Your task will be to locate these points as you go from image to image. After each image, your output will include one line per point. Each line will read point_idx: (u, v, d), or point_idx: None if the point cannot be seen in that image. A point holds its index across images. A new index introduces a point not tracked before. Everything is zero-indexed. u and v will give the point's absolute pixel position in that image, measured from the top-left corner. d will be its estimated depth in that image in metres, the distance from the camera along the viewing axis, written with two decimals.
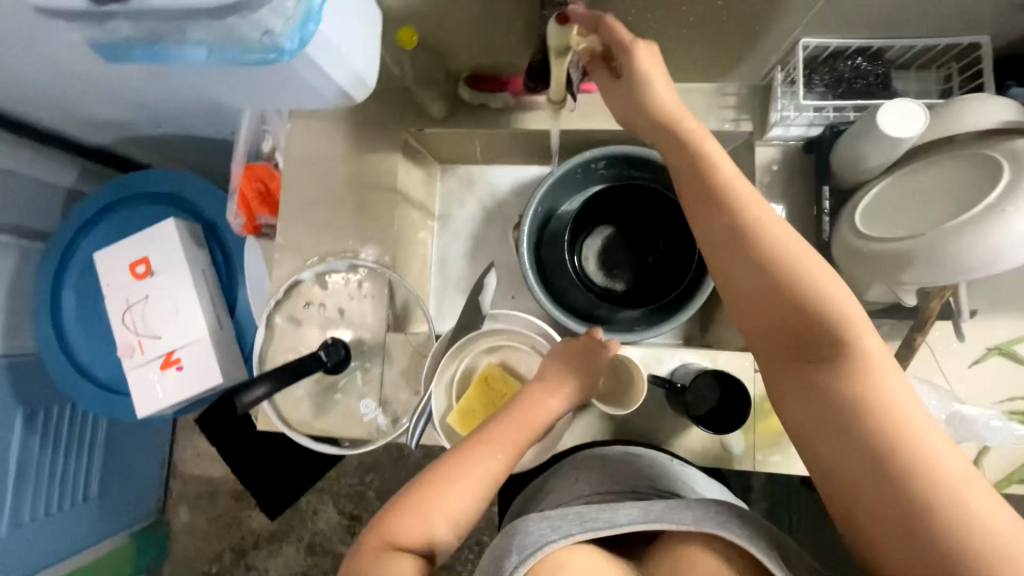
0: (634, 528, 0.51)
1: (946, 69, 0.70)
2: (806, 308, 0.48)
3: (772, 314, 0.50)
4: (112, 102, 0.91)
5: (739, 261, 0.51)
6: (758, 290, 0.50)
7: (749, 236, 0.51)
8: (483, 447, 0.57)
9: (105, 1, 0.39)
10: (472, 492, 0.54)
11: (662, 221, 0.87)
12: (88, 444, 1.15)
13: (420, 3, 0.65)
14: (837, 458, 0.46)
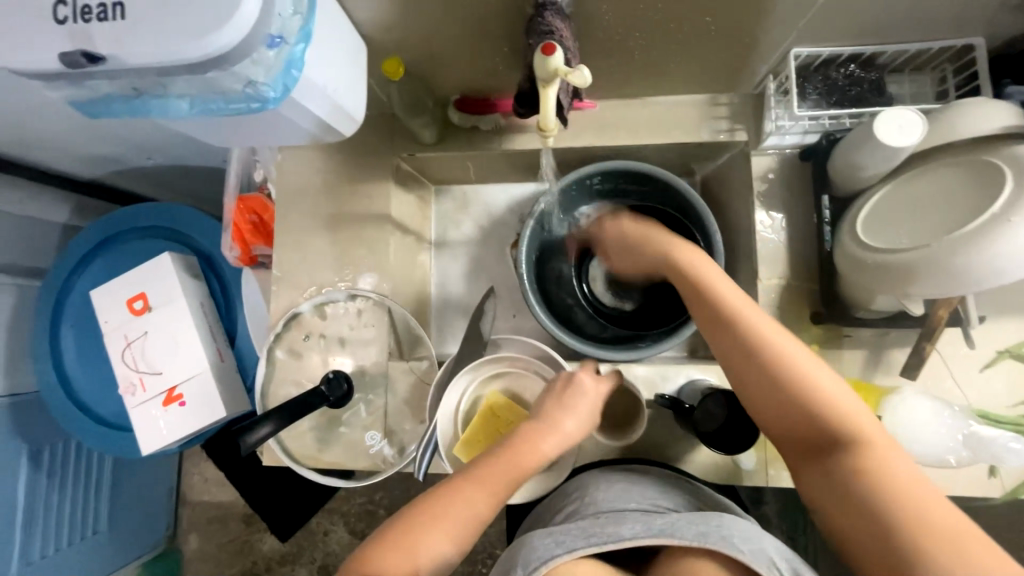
0: (638, 541, 0.49)
1: (941, 71, 0.69)
2: (807, 401, 0.51)
3: (779, 410, 0.52)
4: (102, 140, 0.90)
5: (743, 362, 0.54)
6: (761, 389, 0.53)
7: (750, 341, 0.54)
8: (474, 486, 0.56)
9: (81, 63, 0.38)
10: (461, 535, 0.54)
11: None
12: (95, 480, 1.14)
13: (406, 33, 0.65)
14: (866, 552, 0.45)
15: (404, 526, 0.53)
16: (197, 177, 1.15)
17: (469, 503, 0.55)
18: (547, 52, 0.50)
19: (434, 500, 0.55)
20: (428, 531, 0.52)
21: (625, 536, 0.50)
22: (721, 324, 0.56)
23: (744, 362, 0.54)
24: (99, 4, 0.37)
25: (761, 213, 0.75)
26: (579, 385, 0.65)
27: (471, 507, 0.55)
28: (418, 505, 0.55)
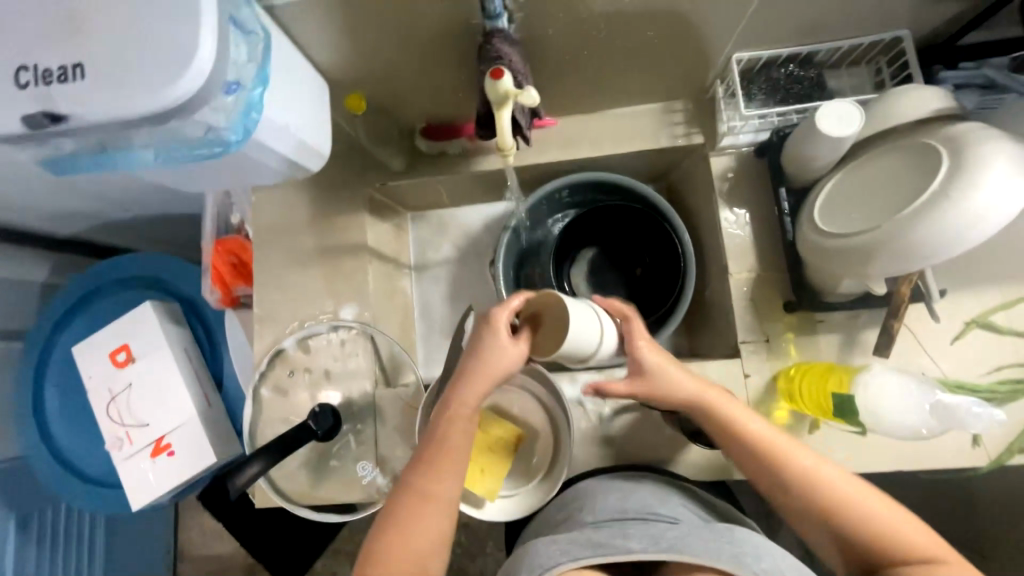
0: (646, 556, 0.49)
1: (875, 64, 0.73)
2: (811, 489, 0.55)
3: (787, 497, 0.57)
4: (76, 197, 0.91)
5: (750, 465, 0.59)
6: (778, 487, 0.57)
7: (750, 442, 0.58)
8: (427, 471, 0.57)
9: (43, 125, 0.40)
10: (433, 526, 0.56)
11: (642, 237, 0.89)
12: (87, 544, 1.10)
13: (366, 70, 0.67)
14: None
15: (382, 547, 0.54)
16: (176, 224, 1.16)
17: (431, 492, 0.57)
18: (496, 77, 0.53)
19: (401, 509, 0.56)
20: (402, 541, 0.54)
21: (632, 550, 0.49)
22: (724, 433, 0.59)
23: (752, 463, 0.59)
24: (59, 67, 0.39)
25: (724, 211, 0.77)
26: (491, 335, 0.56)
27: (431, 493, 0.56)
28: (383, 517, 0.56)
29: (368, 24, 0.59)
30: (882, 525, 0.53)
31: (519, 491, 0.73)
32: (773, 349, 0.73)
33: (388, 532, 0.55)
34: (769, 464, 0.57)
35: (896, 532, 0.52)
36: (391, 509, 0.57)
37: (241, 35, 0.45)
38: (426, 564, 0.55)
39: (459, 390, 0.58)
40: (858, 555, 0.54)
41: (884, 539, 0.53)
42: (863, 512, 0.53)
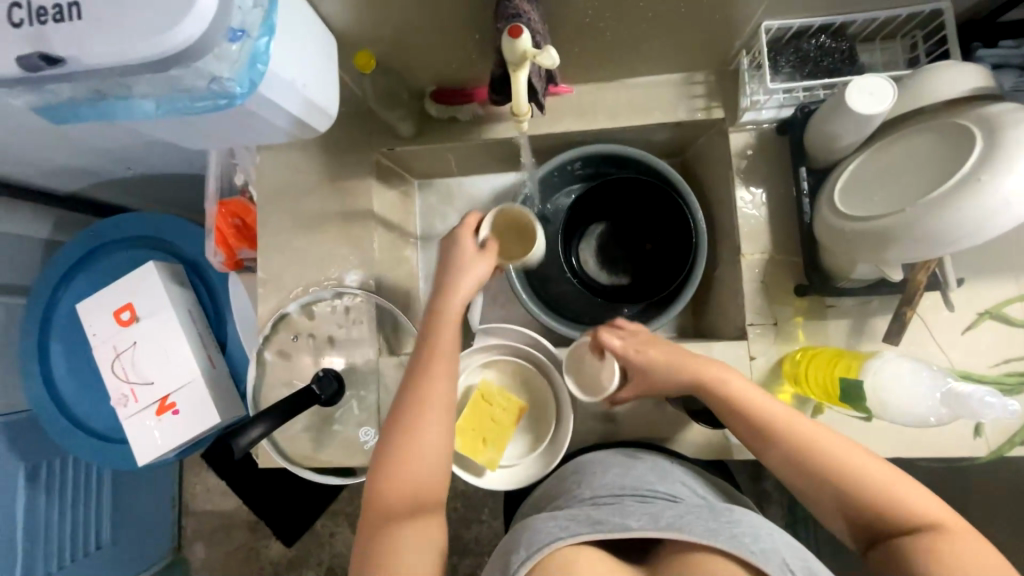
0: (645, 533, 0.49)
1: (911, 39, 0.69)
2: (805, 451, 0.54)
3: (791, 465, 0.55)
4: (77, 151, 0.89)
5: (745, 432, 0.58)
6: (773, 452, 0.56)
7: (743, 407, 0.58)
8: (423, 380, 0.58)
9: (38, 68, 0.38)
10: (436, 436, 0.56)
11: (654, 213, 0.87)
12: (95, 495, 1.13)
13: (376, 26, 0.64)
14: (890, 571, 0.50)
15: (388, 460, 0.55)
16: (179, 184, 1.14)
17: (429, 400, 0.57)
18: (514, 35, 0.49)
19: (403, 422, 0.56)
20: (407, 453, 0.55)
21: (630, 525, 0.50)
22: (718, 398, 0.60)
23: (744, 428, 0.58)
24: (54, 5, 0.37)
25: (741, 190, 0.75)
26: (458, 248, 0.67)
27: (431, 401, 0.57)
28: (386, 431, 0.56)
29: None
30: (880, 488, 0.51)
31: (520, 462, 0.74)
32: (781, 331, 0.72)
33: (393, 447, 0.55)
34: (763, 428, 0.57)
35: (894, 495, 0.51)
36: (394, 422, 0.57)
37: None
38: (434, 475, 0.55)
39: (440, 314, 0.63)
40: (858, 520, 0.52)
41: (882, 502, 0.51)
42: (860, 472, 0.52)
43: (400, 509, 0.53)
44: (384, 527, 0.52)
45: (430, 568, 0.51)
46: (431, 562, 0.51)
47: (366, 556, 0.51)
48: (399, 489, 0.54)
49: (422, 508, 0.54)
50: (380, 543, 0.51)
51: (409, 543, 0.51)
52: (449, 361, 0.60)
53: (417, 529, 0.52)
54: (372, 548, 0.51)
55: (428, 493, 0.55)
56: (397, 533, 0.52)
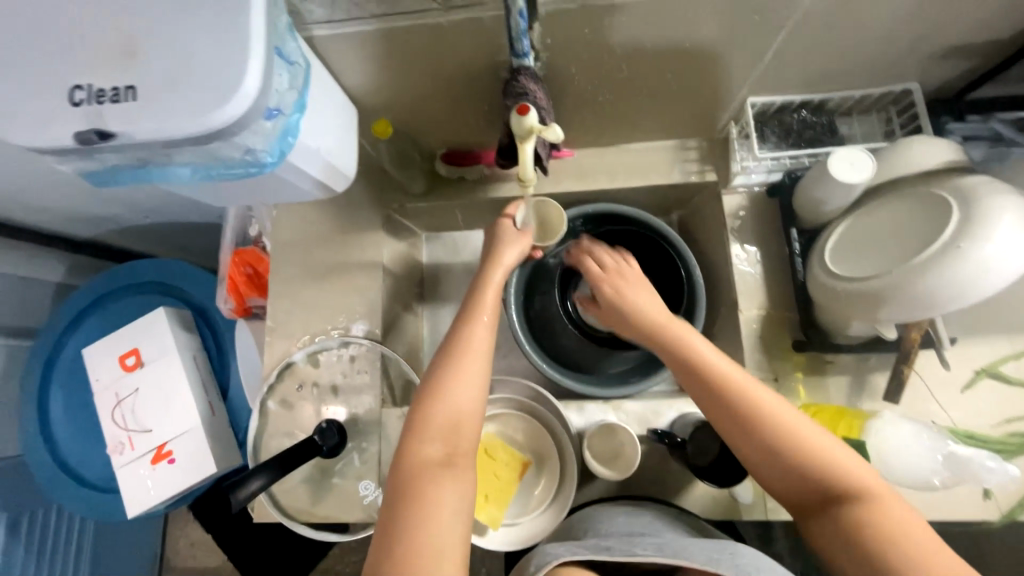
0: (651, 558, 0.49)
1: (885, 113, 0.75)
2: (798, 451, 0.53)
3: (766, 452, 0.54)
4: (103, 201, 0.93)
5: (735, 428, 0.56)
6: (762, 449, 0.55)
7: (740, 404, 0.56)
8: (467, 331, 0.60)
9: (91, 142, 0.41)
10: (476, 387, 0.56)
11: (651, 257, 0.86)
12: (75, 549, 1.08)
13: (394, 97, 0.70)
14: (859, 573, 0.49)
15: (427, 410, 0.54)
16: (193, 233, 1.18)
17: (472, 353, 0.58)
18: (522, 112, 0.54)
19: (446, 368, 0.56)
20: (445, 399, 0.54)
21: (636, 553, 0.50)
22: (713, 393, 0.58)
23: (736, 424, 0.56)
24: (113, 87, 0.41)
25: (735, 247, 0.78)
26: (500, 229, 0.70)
27: (474, 352, 0.58)
28: (429, 381, 0.56)
29: (399, 56, 0.61)
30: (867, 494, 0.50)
31: (524, 519, 0.72)
32: (781, 387, 0.73)
33: (433, 393, 0.55)
34: (757, 426, 0.55)
35: (880, 503, 0.50)
36: (434, 371, 0.57)
37: (285, 65, 0.48)
38: (472, 427, 0.55)
39: (481, 282, 0.65)
40: (836, 524, 0.50)
41: (865, 508, 0.50)
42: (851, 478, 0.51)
43: (434, 459, 0.52)
44: (418, 475, 0.50)
45: (464, 519, 0.49)
46: (464, 517, 0.49)
47: (398, 503, 0.49)
48: (434, 440, 0.53)
49: (457, 460, 0.52)
50: (414, 490, 0.49)
51: (445, 493, 0.50)
52: (491, 313, 0.62)
53: (454, 480, 0.51)
54: (407, 493, 0.49)
55: (463, 446, 0.53)
56: (433, 482, 0.50)
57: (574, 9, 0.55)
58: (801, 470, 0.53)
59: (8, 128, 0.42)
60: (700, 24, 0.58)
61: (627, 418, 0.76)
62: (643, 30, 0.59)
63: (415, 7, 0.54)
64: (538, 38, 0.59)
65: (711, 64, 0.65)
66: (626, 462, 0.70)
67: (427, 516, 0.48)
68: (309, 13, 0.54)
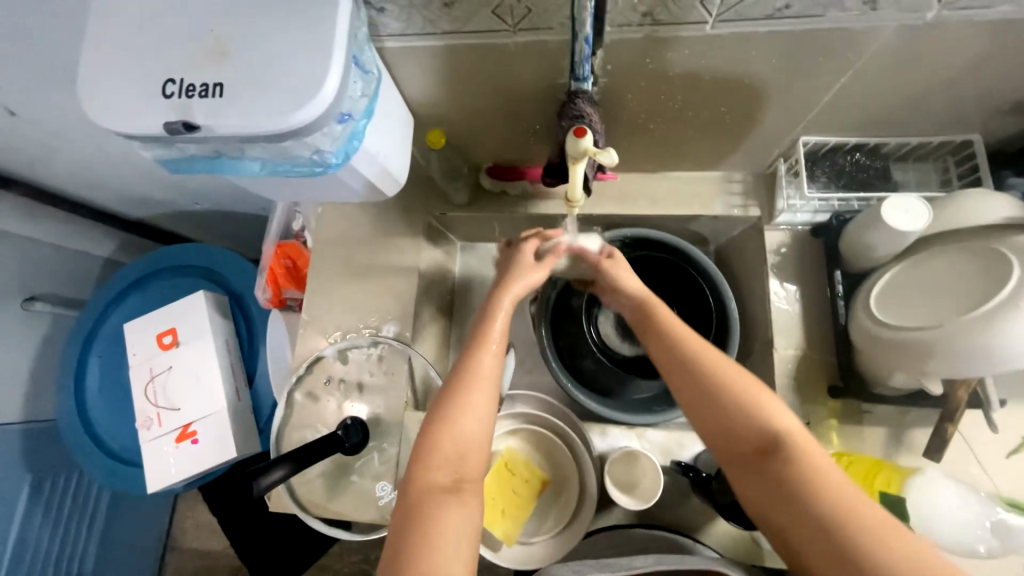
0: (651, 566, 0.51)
1: (942, 163, 0.73)
2: (745, 417, 0.53)
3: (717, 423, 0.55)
4: (160, 185, 0.98)
5: (686, 390, 0.58)
6: (711, 414, 0.55)
7: (694, 367, 0.58)
8: (474, 357, 0.60)
9: (177, 132, 0.44)
10: (482, 416, 0.56)
11: (679, 283, 0.85)
12: (89, 517, 1.10)
13: (449, 110, 0.72)
14: (797, 538, 0.48)
15: (433, 435, 0.54)
16: (236, 223, 1.23)
17: (480, 383, 0.58)
18: (579, 134, 0.55)
19: (454, 393, 0.57)
20: (454, 428, 0.54)
21: (634, 566, 0.51)
22: (671, 357, 0.60)
23: (690, 387, 0.57)
24: (202, 83, 0.44)
25: (775, 284, 0.77)
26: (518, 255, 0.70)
27: (481, 380, 0.58)
28: (435, 409, 0.56)
29: (461, 71, 0.63)
30: (814, 466, 0.49)
31: (537, 540, 0.71)
32: (814, 432, 0.71)
33: (441, 420, 0.55)
34: (710, 389, 0.56)
35: (827, 475, 0.49)
36: (442, 399, 0.57)
37: (359, 74, 0.51)
38: (478, 455, 0.55)
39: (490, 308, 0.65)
40: (778, 492, 0.50)
41: (811, 478, 0.49)
42: (803, 452, 0.50)
43: (441, 484, 0.52)
44: (423, 504, 0.50)
45: (470, 548, 0.49)
46: (470, 544, 0.49)
47: (405, 527, 0.49)
48: (440, 467, 0.53)
49: (463, 487, 0.53)
50: (420, 517, 0.50)
51: (452, 521, 0.50)
52: (500, 343, 0.62)
53: (460, 508, 0.51)
54: (412, 520, 0.49)
55: (469, 474, 0.54)
56: (439, 510, 0.50)
57: (639, 39, 0.56)
58: (753, 442, 0.52)
59: (103, 113, 0.45)
60: (760, 61, 0.59)
61: (651, 446, 0.75)
62: (704, 63, 0.60)
63: (485, 27, 0.56)
64: (599, 64, 0.60)
65: (767, 99, 0.65)
66: (645, 493, 0.68)
67: (432, 546, 0.48)
68: (384, 26, 0.57)
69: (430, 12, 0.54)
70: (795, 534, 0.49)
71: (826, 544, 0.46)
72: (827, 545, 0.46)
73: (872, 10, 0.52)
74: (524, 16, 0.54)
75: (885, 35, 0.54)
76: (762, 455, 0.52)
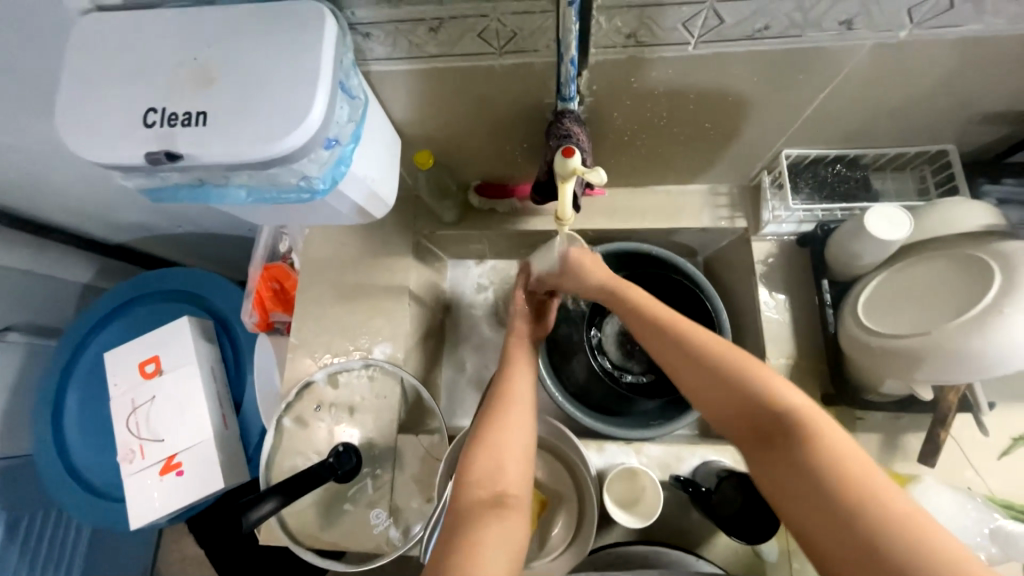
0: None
1: (920, 171, 0.75)
2: (754, 398, 0.51)
3: (714, 394, 0.53)
4: (141, 209, 0.96)
5: (691, 371, 0.56)
6: (718, 396, 0.53)
7: (699, 349, 0.56)
8: (504, 384, 0.64)
9: (161, 163, 0.43)
10: (524, 435, 0.58)
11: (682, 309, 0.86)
12: (68, 558, 1.05)
13: (437, 131, 0.73)
14: (811, 525, 0.43)
15: (471, 453, 0.56)
16: (221, 245, 1.20)
17: (517, 402, 0.61)
18: (567, 154, 0.55)
19: (493, 418, 0.59)
20: (494, 446, 0.56)
21: None
22: (662, 338, 0.59)
23: (683, 363, 0.57)
24: (185, 112, 0.43)
25: (764, 294, 0.78)
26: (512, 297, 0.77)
27: (518, 403, 0.61)
28: (476, 432, 0.58)
29: (448, 93, 0.64)
30: (827, 448, 0.45)
31: (541, 562, 0.69)
32: None
33: (481, 441, 0.57)
34: (704, 363, 0.55)
35: (832, 446, 0.45)
36: (481, 422, 0.59)
37: (346, 99, 0.51)
38: (517, 471, 0.55)
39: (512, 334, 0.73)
40: (788, 474, 0.46)
41: (822, 459, 0.45)
42: (802, 420, 0.48)
43: (482, 500, 0.52)
44: (466, 516, 0.51)
45: (510, 564, 0.48)
46: (510, 560, 0.48)
47: (444, 543, 0.49)
48: (481, 483, 0.54)
49: (506, 503, 0.52)
50: (462, 530, 0.49)
51: (493, 535, 0.49)
52: (523, 366, 0.67)
53: (501, 522, 0.50)
54: (457, 534, 0.49)
55: (510, 490, 0.54)
56: (482, 523, 0.50)
57: (623, 60, 0.57)
58: (751, 418, 0.51)
59: (82, 143, 0.44)
60: (743, 77, 0.60)
61: (649, 461, 0.74)
62: (687, 81, 0.61)
63: (471, 50, 0.56)
64: (584, 85, 0.61)
65: (751, 114, 0.67)
66: (647, 508, 0.68)
67: (473, 554, 0.47)
68: (370, 50, 0.57)
69: (416, 36, 0.55)
70: (798, 510, 0.45)
71: (830, 516, 0.42)
72: (828, 511, 0.43)
73: (848, 30, 0.53)
74: (510, 39, 0.54)
75: (861, 53, 0.56)
76: (772, 435, 0.49)
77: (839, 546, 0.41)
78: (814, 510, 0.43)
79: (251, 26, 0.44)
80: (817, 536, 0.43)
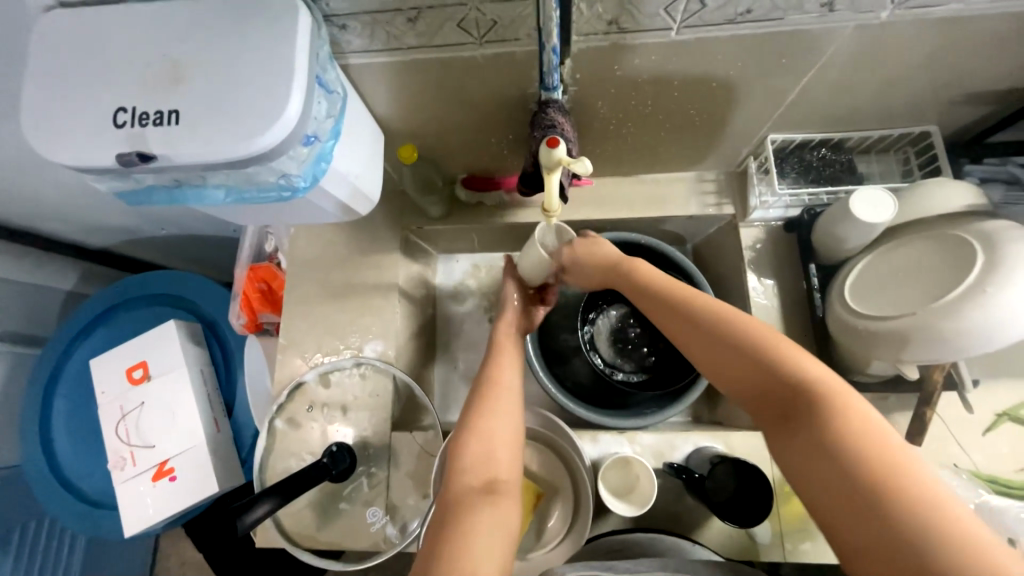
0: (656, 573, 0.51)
1: (903, 153, 0.76)
2: (773, 373, 0.50)
3: (732, 371, 0.53)
4: (121, 212, 0.94)
5: (708, 349, 0.56)
6: (737, 372, 0.53)
7: (717, 326, 0.56)
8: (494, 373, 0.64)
9: (133, 165, 0.42)
10: (511, 422, 0.58)
11: None
12: (63, 567, 1.04)
13: (421, 125, 0.72)
14: (824, 497, 0.43)
15: (463, 439, 0.56)
16: (206, 246, 1.18)
17: (505, 390, 0.61)
18: (552, 145, 0.55)
19: (484, 407, 0.59)
20: (483, 433, 0.56)
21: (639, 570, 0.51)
22: (679, 317, 0.59)
23: (701, 342, 0.56)
24: (156, 111, 0.42)
25: (753, 280, 0.78)
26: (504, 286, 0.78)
27: (506, 391, 0.61)
28: (467, 418, 0.58)
29: (430, 86, 0.63)
30: (846, 420, 0.44)
31: (538, 554, 0.69)
32: None
33: (470, 429, 0.57)
34: (721, 340, 0.55)
35: (852, 418, 0.44)
36: (470, 410, 0.59)
37: (324, 94, 0.50)
38: (507, 457, 0.55)
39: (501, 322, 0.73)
40: (806, 447, 0.45)
41: (838, 431, 0.44)
42: (822, 392, 0.47)
43: (475, 487, 0.52)
44: (459, 504, 0.51)
45: (503, 549, 0.48)
46: (503, 544, 0.48)
47: (438, 531, 0.49)
48: (472, 469, 0.54)
49: (498, 489, 0.52)
50: (455, 518, 0.49)
51: (485, 520, 0.49)
52: (510, 354, 0.68)
53: (494, 508, 0.50)
54: (451, 521, 0.49)
55: (501, 476, 0.54)
56: (475, 509, 0.50)
57: (606, 47, 0.57)
58: (769, 392, 0.50)
59: (49, 146, 0.43)
60: (727, 62, 0.59)
61: (642, 449, 0.74)
62: (671, 68, 0.60)
63: (451, 40, 0.55)
64: (567, 74, 0.61)
65: (736, 100, 0.66)
66: (642, 496, 0.68)
67: (466, 540, 0.47)
68: (348, 43, 0.56)
69: (394, 28, 0.54)
70: (812, 481, 0.44)
71: (843, 487, 0.42)
72: (842, 482, 0.42)
73: (830, 12, 0.53)
74: (490, 28, 0.53)
75: (843, 36, 0.56)
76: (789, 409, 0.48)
77: (850, 516, 0.41)
78: (828, 481, 0.43)
79: (222, 20, 0.43)
80: (828, 507, 0.43)
